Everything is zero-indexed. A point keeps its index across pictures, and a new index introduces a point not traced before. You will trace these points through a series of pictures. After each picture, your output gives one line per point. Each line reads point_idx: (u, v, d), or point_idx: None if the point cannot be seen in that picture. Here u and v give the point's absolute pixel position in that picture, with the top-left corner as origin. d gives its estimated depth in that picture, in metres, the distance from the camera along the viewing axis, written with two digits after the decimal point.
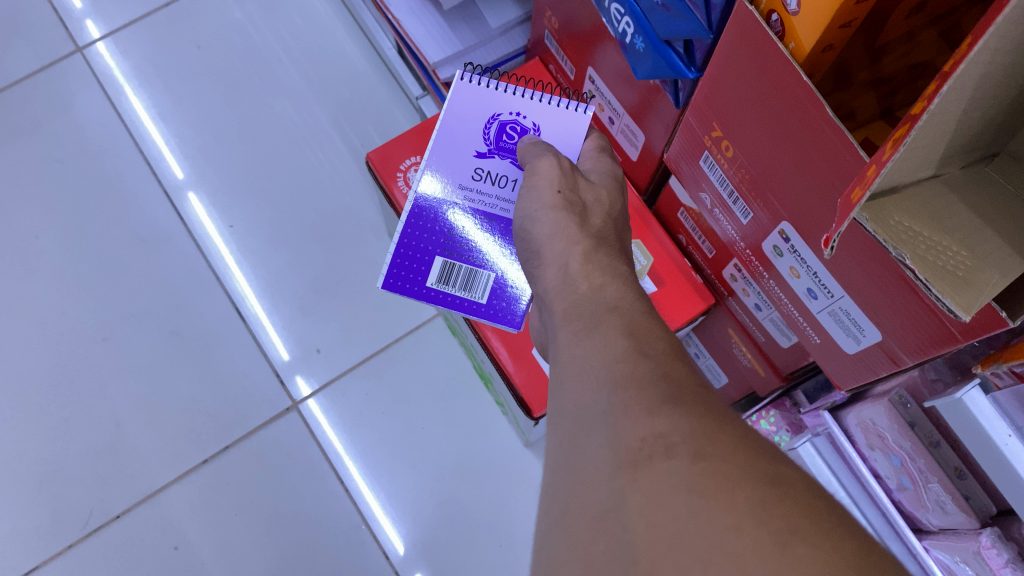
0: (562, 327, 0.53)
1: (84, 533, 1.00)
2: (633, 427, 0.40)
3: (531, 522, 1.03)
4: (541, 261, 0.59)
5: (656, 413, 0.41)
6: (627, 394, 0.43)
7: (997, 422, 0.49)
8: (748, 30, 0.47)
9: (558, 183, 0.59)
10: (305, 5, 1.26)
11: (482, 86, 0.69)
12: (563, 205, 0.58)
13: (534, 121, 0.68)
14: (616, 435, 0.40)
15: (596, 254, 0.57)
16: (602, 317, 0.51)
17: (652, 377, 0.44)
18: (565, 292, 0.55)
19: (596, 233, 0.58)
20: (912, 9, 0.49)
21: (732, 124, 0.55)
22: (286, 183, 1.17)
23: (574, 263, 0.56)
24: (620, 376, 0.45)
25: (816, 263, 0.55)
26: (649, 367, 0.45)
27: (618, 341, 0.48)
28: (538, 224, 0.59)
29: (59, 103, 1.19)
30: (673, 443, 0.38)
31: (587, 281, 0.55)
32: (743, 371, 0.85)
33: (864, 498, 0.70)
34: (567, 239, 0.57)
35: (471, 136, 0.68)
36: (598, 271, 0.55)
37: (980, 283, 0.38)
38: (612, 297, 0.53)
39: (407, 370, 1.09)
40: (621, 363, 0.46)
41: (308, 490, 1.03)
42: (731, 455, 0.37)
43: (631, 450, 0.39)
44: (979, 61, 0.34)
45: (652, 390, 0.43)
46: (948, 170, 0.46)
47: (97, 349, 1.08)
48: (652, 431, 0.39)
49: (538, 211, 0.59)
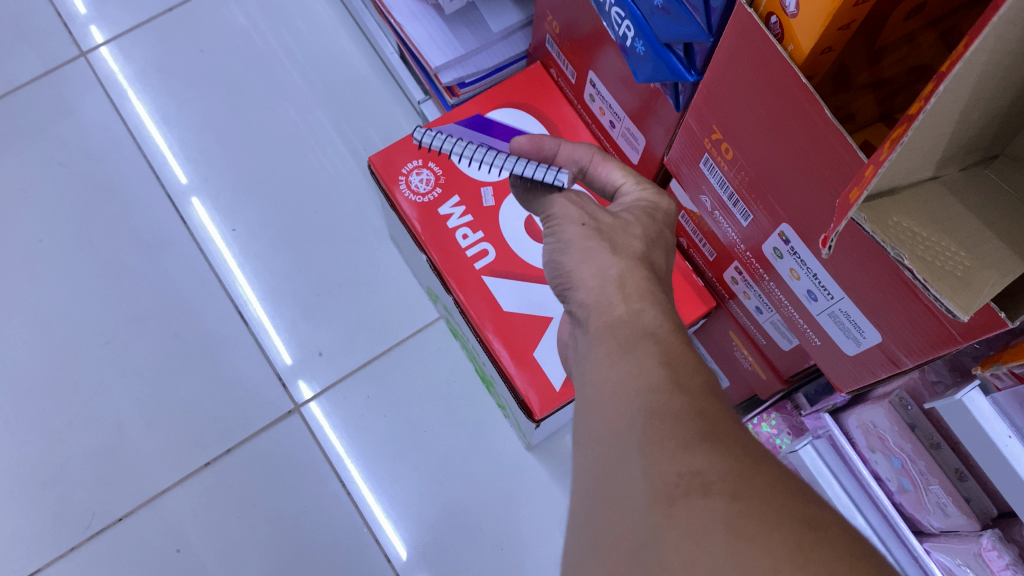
0: (596, 345, 0.53)
1: (86, 536, 1.00)
2: (670, 462, 0.41)
3: (532, 525, 1.03)
4: (575, 289, 0.58)
5: (693, 449, 0.41)
6: (661, 425, 0.44)
7: (996, 423, 0.49)
8: (746, 32, 0.47)
9: (580, 217, 0.60)
10: (307, 10, 1.27)
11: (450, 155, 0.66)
12: (590, 235, 0.58)
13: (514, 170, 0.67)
14: (651, 468, 0.41)
15: (635, 274, 0.56)
16: (637, 341, 0.51)
17: (687, 411, 0.45)
18: (601, 314, 0.55)
19: (634, 255, 0.57)
20: (911, 11, 0.49)
21: (736, 133, 0.55)
22: (289, 186, 1.17)
23: (610, 288, 0.56)
24: (654, 404, 0.45)
25: (815, 264, 0.55)
26: (684, 402, 0.45)
27: (654, 369, 0.48)
28: (568, 258, 0.59)
29: (62, 107, 1.20)
30: (710, 482, 0.39)
31: (624, 303, 0.55)
32: (744, 374, 0.85)
33: (867, 504, 0.67)
34: (599, 265, 0.57)
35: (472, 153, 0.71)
36: (636, 294, 0.55)
37: (978, 283, 0.38)
38: (650, 324, 0.53)
39: (408, 372, 1.09)
40: (656, 394, 0.46)
41: (309, 492, 1.03)
42: (768, 496, 0.38)
43: (667, 485, 0.40)
44: (977, 62, 0.35)
45: (687, 424, 0.43)
46: (947, 172, 0.46)
47: (99, 352, 1.08)
48: (689, 468, 0.40)
49: (566, 246, 0.59)
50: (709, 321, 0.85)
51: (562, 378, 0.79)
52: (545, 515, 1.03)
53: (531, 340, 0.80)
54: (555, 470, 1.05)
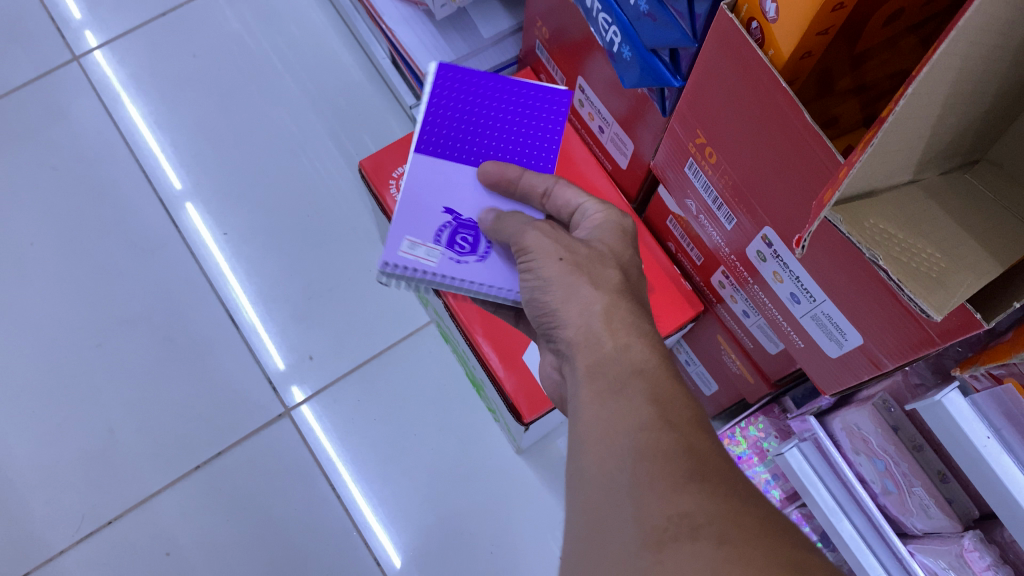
0: (584, 384, 0.54)
1: (75, 538, 1.00)
2: (659, 504, 0.44)
3: (521, 529, 1.03)
4: (559, 323, 0.59)
5: (681, 490, 0.44)
6: (651, 467, 0.46)
7: (975, 424, 0.49)
8: (728, 37, 0.48)
9: (557, 251, 0.59)
10: (300, 15, 1.27)
11: (411, 269, 0.69)
12: (571, 270, 0.58)
13: (479, 257, 0.69)
14: (641, 510, 0.44)
15: (619, 308, 0.57)
16: (625, 380, 0.52)
17: (676, 449, 0.47)
18: (588, 349, 0.56)
19: (615, 287, 0.58)
20: (889, 17, 0.49)
21: (721, 140, 0.55)
22: (281, 191, 1.18)
23: (597, 322, 0.56)
24: (644, 444, 0.48)
25: (798, 268, 0.55)
26: (673, 440, 0.48)
27: (643, 409, 0.50)
28: (550, 293, 0.59)
29: (54, 111, 1.20)
30: (699, 524, 0.42)
31: (612, 338, 0.55)
32: (733, 379, 0.86)
33: (853, 507, 0.66)
34: (584, 302, 0.57)
35: (432, 204, 0.70)
36: (623, 327, 0.56)
37: (954, 284, 0.39)
38: (637, 359, 0.54)
39: (400, 376, 1.10)
40: (645, 433, 0.48)
41: (299, 496, 1.03)
42: (752, 538, 0.42)
43: (657, 529, 0.43)
44: (948, 65, 0.35)
45: (677, 464, 0.46)
46: (927, 176, 0.46)
47: (90, 355, 1.09)
48: (678, 510, 0.43)
49: (546, 284, 0.59)
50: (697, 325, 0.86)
51: None
52: (535, 519, 1.03)
53: (520, 341, 0.81)
54: (546, 474, 1.05)
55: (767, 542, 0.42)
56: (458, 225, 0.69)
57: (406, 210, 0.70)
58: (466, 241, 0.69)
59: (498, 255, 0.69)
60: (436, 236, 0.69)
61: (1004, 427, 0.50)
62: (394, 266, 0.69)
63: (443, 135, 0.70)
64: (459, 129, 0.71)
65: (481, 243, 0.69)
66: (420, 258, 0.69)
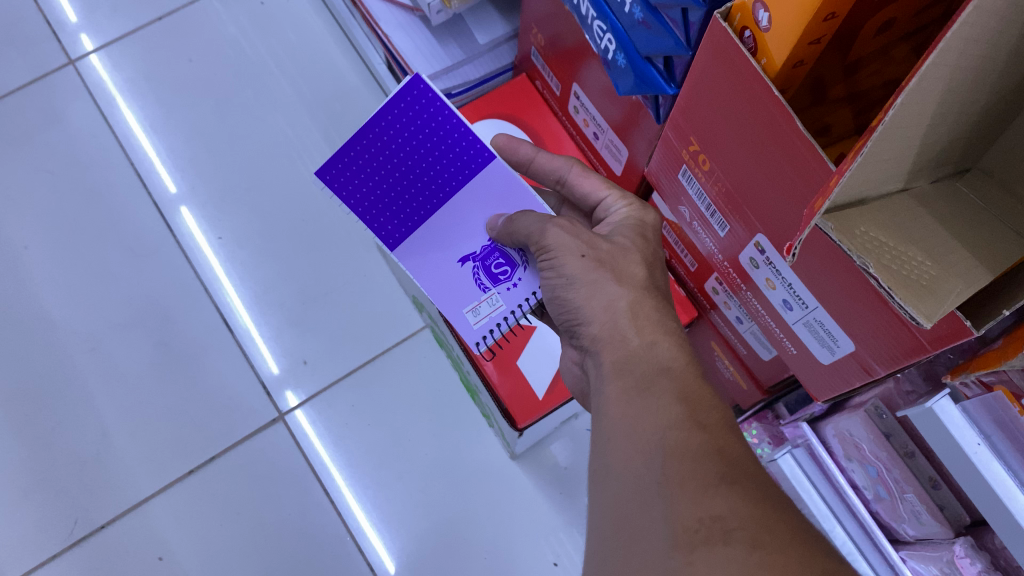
0: (611, 381, 0.56)
1: (68, 543, 1.00)
2: (691, 506, 0.44)
3: (515, 535, 1.03)
4: (581, 319, 0.60)
5: (714, 492, 0.45)
6: (680, 466, 0.47)
7: (966, 431, 0.50)
8: (722, 46, 0.48)
9: (580, 248, 0.60)
10: (297, 20, 1.28)
11: (492, 329, 0.72)
12: (594, 267, 0.59)
13: (525, 271, 0.70)
14: (672, 511, 0.45)
15: (643, 303, 0.59)
16: (653, 378, 0.54)
17: (706, 449, 0.48)
18: (614, 346, 0.57)
19: (638, 283, 0.60)
20: (881, 27, 0.50)
21: (714, 147, 0.56)
22: (277, 196, 1.18)
23: (625, 318, 0.58)
24: (673, 442, 0.48)
25: (790, 275, 0.56)
26: (703, 439, 0.49)
27: (673, 406, 0.51)
28: (574, 291, 0.60)
29: (49, 114, 1.20)
30: (731, 529, 0.42)
31: (638, 335, 0.57)
32: (726, 385, 0.86)
33: (846, 514, 0.68)
34: (609, 299, 0.58)
35: (446, 266, 0.71)
36: (648, 325, 0.58)
37: (944, 292, 0.39)
38: (665, 356, 0.56)
39: (394, 381, 1.10)
40: (675, 431, 0.49)
41: (293, 500, 1.03)
42: (787, 546, 0.42)
43: (689, 531, 0.43)
44: (938, 74, 0.35)
45: (708, 464, 0.47)
46: (917, 184, 0.46)
47: (84, 359, 1.09)
48: (710, 512, 0.44)
49: (570, 281, 0.60)
50: (692, 330, 0.86)
51: (546, 387, 0.80)
52: (529, 525, 1.03)
53: (514, 347, 0.81)
54: (540, 480, 1.05)
55: (793, 545, 0.41)
56: (482, 261, 0.71)
57: (438, 289, 0.72)
58: (501, 266, 0.71)
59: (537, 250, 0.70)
60: (479, 285, 0.71)
61: (994, 434, 0.50)
62: (482, 342, 0.72)
63: (391, 212, 0.70)
64: (395, 194, 0.70)
65: (512, 256, 0.70)
66: (490, 316, 0.71)
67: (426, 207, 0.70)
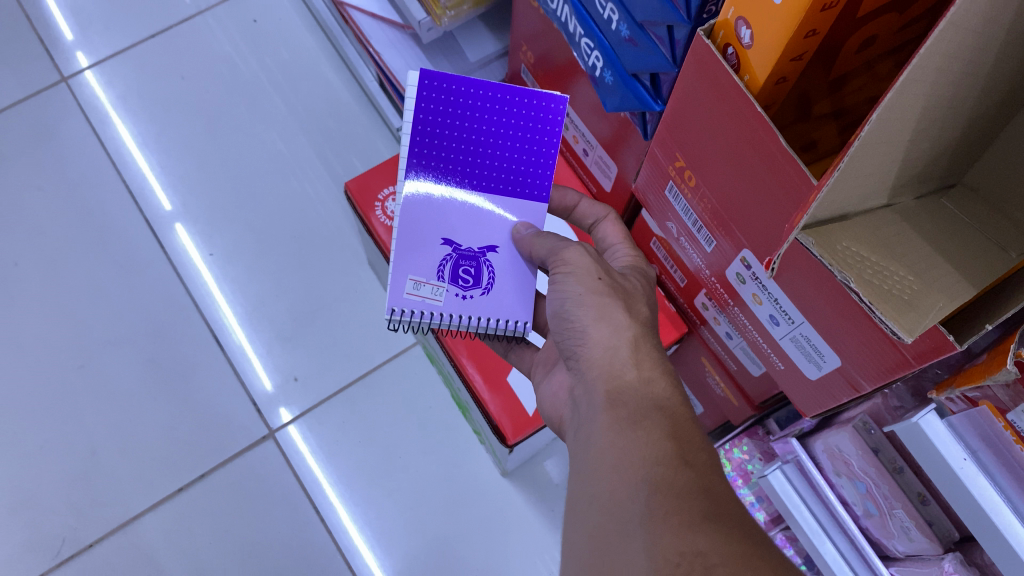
0: (603, 411, 0.55)
1: (56, 562, 0.99)
2: (672, 540, 0.44)
3: (506, 553, 1.02)
4: (582, 340, 0.61)
5: (696, 529, 0.44)
6: (665, 500, 0.46)
7: (952, 446, 0.50)
8: (707, 64, 0.48)
9: (597, 271, 0.62)
10: (290, 37, 1.28)
11: (416, 312, 0.68)
12: (607, 291, 0.61)
13: (479, 296, 0.69)
14: (653, 545, 0.44)
15: (645, 340, 0.60)
16: (646, 413, 0.54)
17: (692, 486, 0.48)
18: (611, 373, 0.58)
19: (643, 320, 0.61)
20: (863, 45, 0.50)
21: (702, 167, 0.56)
22: (270, 214, 1.18)
23: (625, 349, 0.59)
24: (658, 478, 0.48)
25: (777, 291, 0.56)
26: (689, 477, 0.48)
27: (660, 442, 0.51)
28: (581, 308, 0.61)
29: (41, 131, 1.20)
30: (712, 563, 0.42)
31: (636, 370, 0.58)
32: (716, 399, 0.87)
33: (835, 529, 0.65)
34: (615, 325, 0.60)
35: (432, 228, 0.69)
36: (647, 361, 0.59)
37: (926, 306, 0.39)
38: (658, 393, 0.56)
39: (384, 398, 1.09)
40: (661, 466, 0.49)
41: (283, 519, 1.03)
42: None
43: (670, 563, 0.42)
44: (913, 91, 0.36)
45: (692, 502, 0.46)
46: (902, 200, 0.46)
47: (73, 377, 1.08)
48: (692, 547, 0.43)
49: (579, 298, 0.61)
50: (681, 346, 0.86)
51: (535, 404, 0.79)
52: (521, 543, 1.03)
53: (504, 362, 0.81)
54: (532, 496, 1.05)
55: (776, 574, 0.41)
56: (458, 257, 0.69)
57: (406, 245, 0.69)
58: (469, 274, 0.69)
59: (502, 286, 0.70)
60: (438, 273, 0.69)
61: (980, 449, 0.50)
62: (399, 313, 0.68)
63: (435, 161, 0.68)
64: (449, 156, 0.69)
65: (484, 274, 0.69)
66: (426, 298, 0.68)
67: (455, 180, 0.69)
